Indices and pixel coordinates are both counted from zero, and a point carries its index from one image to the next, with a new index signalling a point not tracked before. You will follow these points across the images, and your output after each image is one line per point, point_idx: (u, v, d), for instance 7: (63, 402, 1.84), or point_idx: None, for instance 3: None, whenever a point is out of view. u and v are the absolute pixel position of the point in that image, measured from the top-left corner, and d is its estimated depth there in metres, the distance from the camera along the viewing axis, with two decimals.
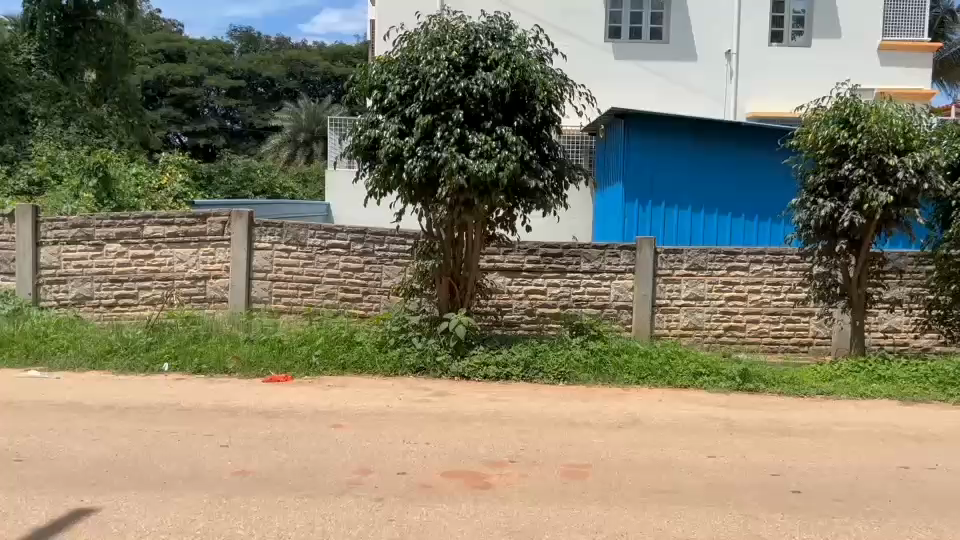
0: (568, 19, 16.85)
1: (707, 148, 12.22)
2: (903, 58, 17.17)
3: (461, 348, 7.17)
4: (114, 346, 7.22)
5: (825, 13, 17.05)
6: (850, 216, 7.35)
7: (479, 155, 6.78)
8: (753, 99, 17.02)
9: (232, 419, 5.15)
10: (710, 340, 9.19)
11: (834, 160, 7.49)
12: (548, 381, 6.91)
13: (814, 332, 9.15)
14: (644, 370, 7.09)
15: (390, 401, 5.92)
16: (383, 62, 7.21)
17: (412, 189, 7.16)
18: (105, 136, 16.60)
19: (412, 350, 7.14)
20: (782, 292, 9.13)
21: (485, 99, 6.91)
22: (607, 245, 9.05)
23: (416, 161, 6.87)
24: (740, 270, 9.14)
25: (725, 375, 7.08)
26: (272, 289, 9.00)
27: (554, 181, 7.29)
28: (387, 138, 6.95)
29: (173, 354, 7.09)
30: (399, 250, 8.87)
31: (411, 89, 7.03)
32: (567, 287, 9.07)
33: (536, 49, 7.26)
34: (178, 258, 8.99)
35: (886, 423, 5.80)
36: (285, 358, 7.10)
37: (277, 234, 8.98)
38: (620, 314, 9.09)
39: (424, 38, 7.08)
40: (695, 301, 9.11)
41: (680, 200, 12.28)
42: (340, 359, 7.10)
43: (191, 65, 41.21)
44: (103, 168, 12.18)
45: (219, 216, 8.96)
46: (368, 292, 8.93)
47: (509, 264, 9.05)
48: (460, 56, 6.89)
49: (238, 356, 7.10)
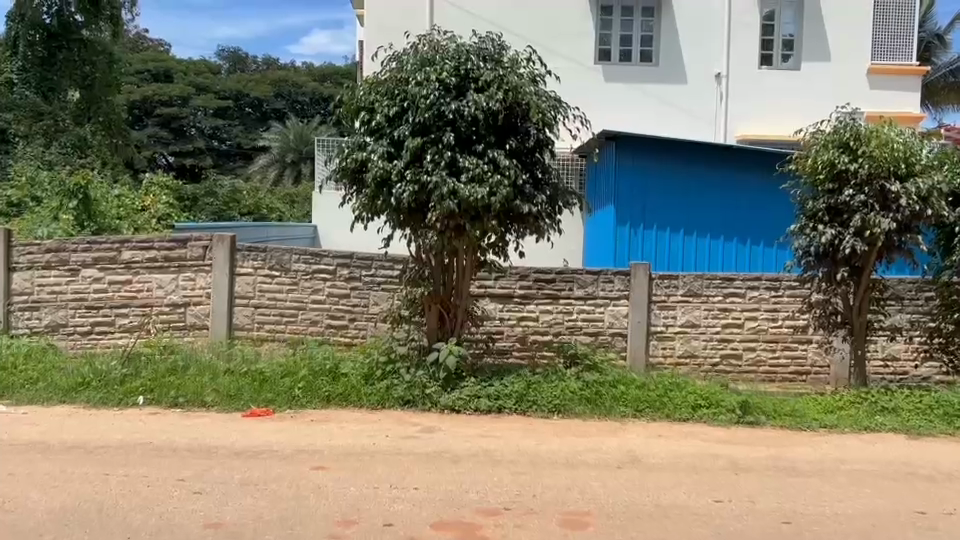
0: (558, 40, 16.74)
1: (700, 171, 12.02)
2: (893, 82, 17.15)
3: (451, 380, 6.90)
4: (87, 379, 6.90)
5: (815, 36, 16.98)
6: (852, 243, 7.14)
7: (471, 179, 6.55)
8: (745, 122, 16.91)
9: (208, 462, 4.85)
10: (707, 368, 8.94)
11: (833, 186, 7.28)
12: (542, 414, 6.62)
13: (812, 361, 8.93)
14: (642, 401, 6.82)
15: (376, 438, 5.62)
16: (371, 83, 6.97)
17: (401, 214, 6.89)
18: (88, 156, 16.29)
19: (400, 383, 6.86)
20: (779, 319, 8.91)
21: (477, 122, 6.68)
22: (601, 271, 8.80)
23: (406, 185, 6.64)
24: (737, 296, 8.93)
25: (725, 407, 6.83)
26: (254, 316, 8.70)
27: (548, 206, 7.05)
28: (375, 162, 6.71)
29: (149, 387, 6.78)
30: (387, 275, 8.63)
31: (400, 110, 6.79)
32: (560, 313, 8.81)
33: (529, 71, 7.02)
34: (158, 284, 8.67)
35: (897, 461, 5.53)
36: (267, 391, 6.79)
37: (260, 259, 8.70)
38: (615, 342, 8.82)
39: (413, 59, 6.84)
40: (691, 328, 8.87)
41: (672, 224, 12.07)
42: (324, 392, 6.79)
43: (179, 85, 40.98)
44: (84, 189, 11.76)
45: (201, 241, 8.68)
46: (355, 319, 8.65)
47: (500, 290, 8.77)
48: (451, 77, 6.67)
49: (217, 388, 6.79)
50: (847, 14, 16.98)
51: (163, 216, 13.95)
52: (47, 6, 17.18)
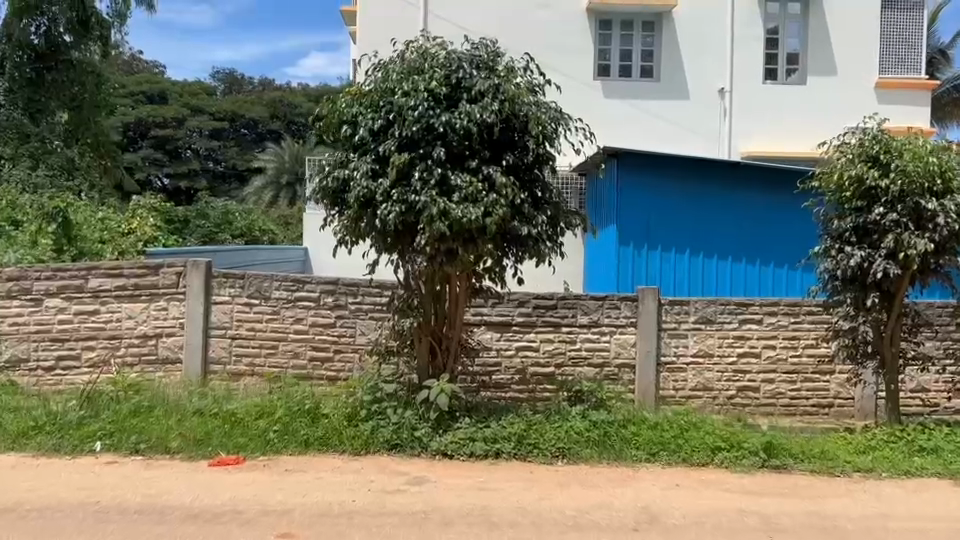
0: (558, 55, 16.16)
1: (706, 189, 11.40)
2: (900, 97, 16.62)
3: (443, 421, 6.22)
4: (38, 422, 6.19)
5: (821, 50, 16.47)
6: (884, 265, 6.54)
7: (463, 198, 5.92)
8: (751, 139, 16.34)
9: (159, 529, 4.17)
10: (722, 402, 8.29)
11: (862, 203, 6.71)
12: (544, 460, 5.94)
13: (836, 393, 8.30)
14: (655, 443, 6.16)
15: (356, 493, 4.94)
16: (354, 93, 6.33)
17: (388, 237, 6.25)
18: (75, 179, 15.69)
19: (387, 424, 6.18)
20: (799, 348, 8.29)
21: (470, 136, 6.06)
22: (606, 296, 8.15)
23: (391, 206, 5.99)
24: (754, 323, 8.29)
25: (749, 448, 6.16)
26: (232, 348, 8.03)
27: (548, 228, 6.40)
28: (357, 180, 6.08)
29: (109, 431, 6.09)
30: (375, 304, 7.99)
31: (386, 124, 6.16)
32: (563, 343, 8.13)
33: (526, 80, 6.39)
34: (127, 314, 8.01)
35: (952, 517, 4.86)
36: (239, 435, 6.12)
37: (238, 286, 8.04)
38: (621, 374, 8.16)
39: (399, 67, 6.23)
40: (704, 359, 8.23)
41: (678, 245, 11.46)
42: (302, 435, 6.12)
43: (174, 106, 40.42)
44: (64, 212, 11.24)
45: (174, 267, 8.02)
46: (340, 351, 7.99)
47: (498, 318, 8.08)
48: (441, 87, 6.06)
49: (184, 433, 6.10)
50: (853, 27, 16.49)
51: (149, 239, 13.29)
52: (35, 26, 16.23)
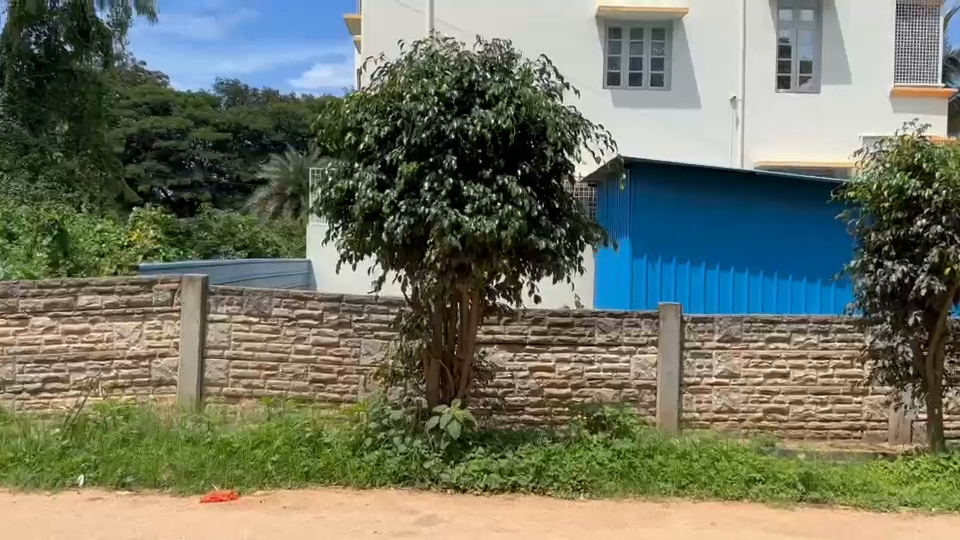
0: (567, 62, 15.74)
1: (720, 201, 10.97)
2: (918, 104, 16.17)
3: (455, 451, 5.75)
4: (17, 454, 5.74)
5: (836, 58, 16.04)
6: (928, 281, 6.07)
7: (477, 211, 5.49)
8: (765, 148, 15.91)
9: None
10: (749, 425, 7.82)
11: (903, 215, 6.24)
12: (565, 494, 5.49)
13: (868, 416, 7.83)
14: (684, 475, 5.69)
15: (361, 537, 4.50)
16: (359, 98, 5.90)
17: (395, 251, 5.82)
18: (76, 191, 15.27)
19: (394, 455, 5.73)
20: (830, 368, 7.83)
21: (483, 143, 5.63)
22: (625, 313, 7.69)
23: (399, 219, 5.57)
24: (781, 342, 7.82)
25: (785, 480, 5.69)
26: (229, 370, 7.59)
27: (567, 242, 5.95)
28: (362, 191, 5.64)
29: (95, 462, 5.65)
30: (381, 321, 7.54)
31: (393, 130, 5.73)
32: (580, 363, 7.67)
33: (543, 84, 5.96)
34: (119, 333, 7.59)
35: None
36: (234, 466, 5.66)
37: (236, 303, 7.60)
38: (642, 396, 7.70)
39: (407, 70, 5.80)
40: (729, 379, 7.77)
41: (694, 259, 10.99)
42: (303, 466, 5.68)
43: (177, 118, 40.12)
44: (60, 224, 10.46)
45: (168, 283, 7.59)
46: (344, 372, 7.54)
47: (510, 336, 7.62)
48: (452, 91, 5.64)
49: (174, 464, 5.66)
50: (869, 34, 16.06)
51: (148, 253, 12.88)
52: (34, 36, 16.03)
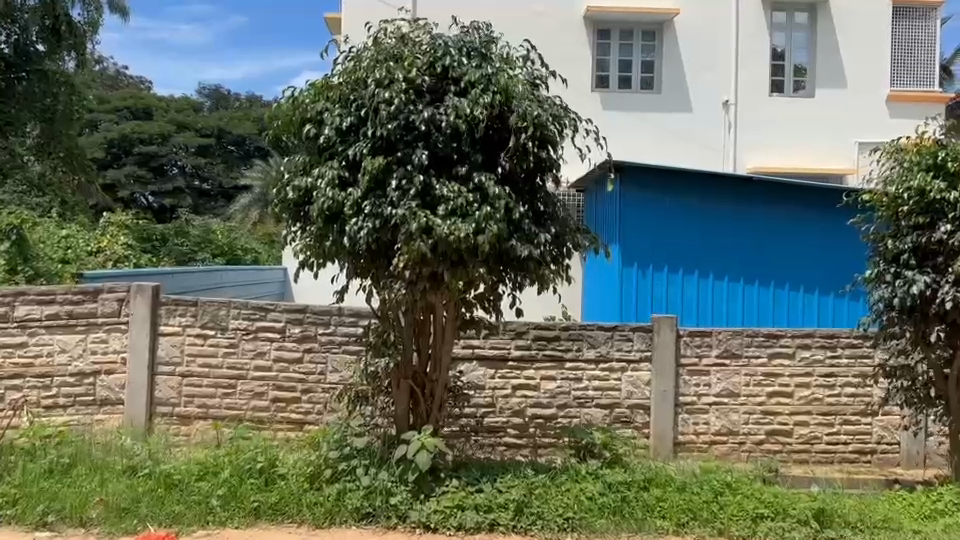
0: (554, 63, 15.17)
1: (715, 206, 10.38)
2: (916, 109, 15.65)
3: (426, 484, 5.07)
4: None
5: (832, 60, 15.53)
6: (953, 294, 5.47)
7: (451, 212, 4.83)
8: (758, 152, 15.36)
9: None
10: (750, 448, 7.19)
11: (925, 220, 5.65)
12: (550, 535, 4.84)
13: (878, 438, 7.23)
14: (683, 511, 5.05)
15: None
16: (320, 86, 5.25)
17: (359, 258, 5.15)
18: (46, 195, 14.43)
19: (356, 488, 5.07)
20: (837, 387, 7.23)
21: (458, 136, 4.98)
22: (616, 326, 7.06)
23: (362, 221, 4.90)
24: (785, 358, 7.21)
25: (798, 516, 5.05)
26: (181, 388, 6.90)
27: (552, 248, 5.29)
28: (321, 190, 4.97)
29: (14, 498, 4.95)
30: (350, 336, 6.89)
31: (356, 121, 5.09)
32: (567, 381, 7.03)
33: (527, 72, 5.31)
34: (59, 347, 6.88)
35: None
36: (173, 503, 4.96)
37: (190, 315, 6.91)
38: (634, 416, 7.06)
39: (373, 54, 5.15)
40: (729, 399, 7.15)
41: (686, 267, 10.37)
42: (251, 502, 5.00)
43: (160, 122, 39.25)
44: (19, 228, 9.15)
45: (115, 292, 6.89)
46: (309, 391, 6.87)
47: (492, 351, 6.98)
48: (424, 77, 5.01)
49: (106, 497, 4.97)
50: (866, 36, 15.56)
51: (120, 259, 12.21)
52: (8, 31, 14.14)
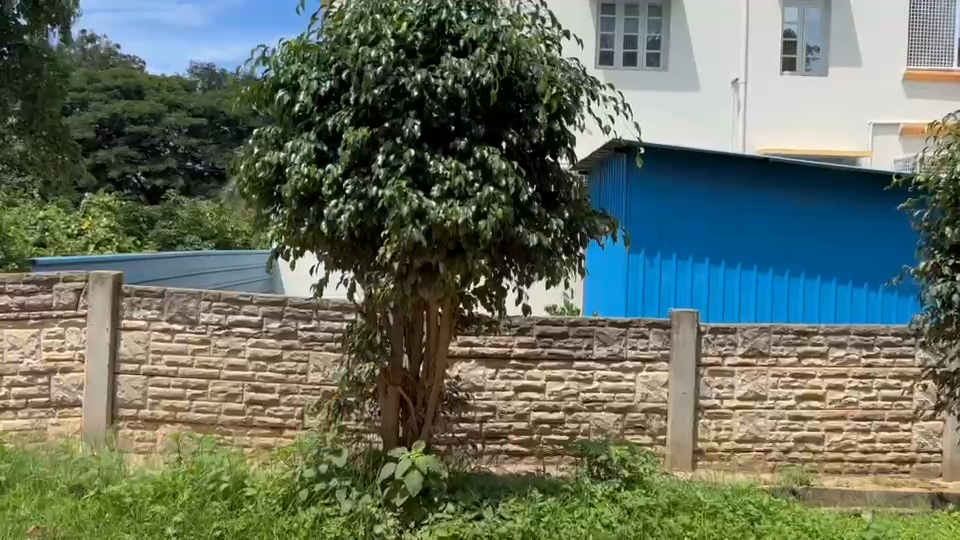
0: None
1: (726, 188, 9.61)
2: (936, 89, 14.86)
3: (418, 509, 4.37)
4: None
5: (850, 36, 14.72)
6: None
7: (446, 193, 4.10)
8: (771, 133, 14.60)
9: None
10: (778, 457, 6.49)
11: None
12: None
13: (918, 446, 6.55)
14: None
15: None
16: (295, 46, 4.49)
17: (341, 246, 4.41)
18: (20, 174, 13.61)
19: (336, 513, 4.39)
20: (873, 389, 6.53)
21: (456, 104, 4.23)
22: (631, 322, 6.34)
23: (344, 203, 4.17)
24: (817, 357, 6.49)
25: None
26: (147, 390, 6.19)
27: (564, 236, 4.56)
28: (295, 166, 4.24)
29: None
30: (335, 331, 6.15)
31: (337, 86, 4.35)
32: (576, 382, 6.32)
33: (538, 29, 4.54)
34: (10, 343, 6.16)
35: None
36: (124, 532, 4.26)
37: (155, 308, 6.18)
38: (649, 421, 6.37)
39: (357, 7, 4.39)
40: (755, 402, 6.46)
41: (695, 254, 9.66)
42: (214, 529, 4.32)
43: (150, 102, 38.16)
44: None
45: (72, 282, 6.16)
46: (288, 393, 6.16)
47: (492, 348, 6.26)
48: (416, 33, 4.25)
49: (44, 525, 4.32)
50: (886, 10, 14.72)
51: (99, 241, 11.43)
52: None
